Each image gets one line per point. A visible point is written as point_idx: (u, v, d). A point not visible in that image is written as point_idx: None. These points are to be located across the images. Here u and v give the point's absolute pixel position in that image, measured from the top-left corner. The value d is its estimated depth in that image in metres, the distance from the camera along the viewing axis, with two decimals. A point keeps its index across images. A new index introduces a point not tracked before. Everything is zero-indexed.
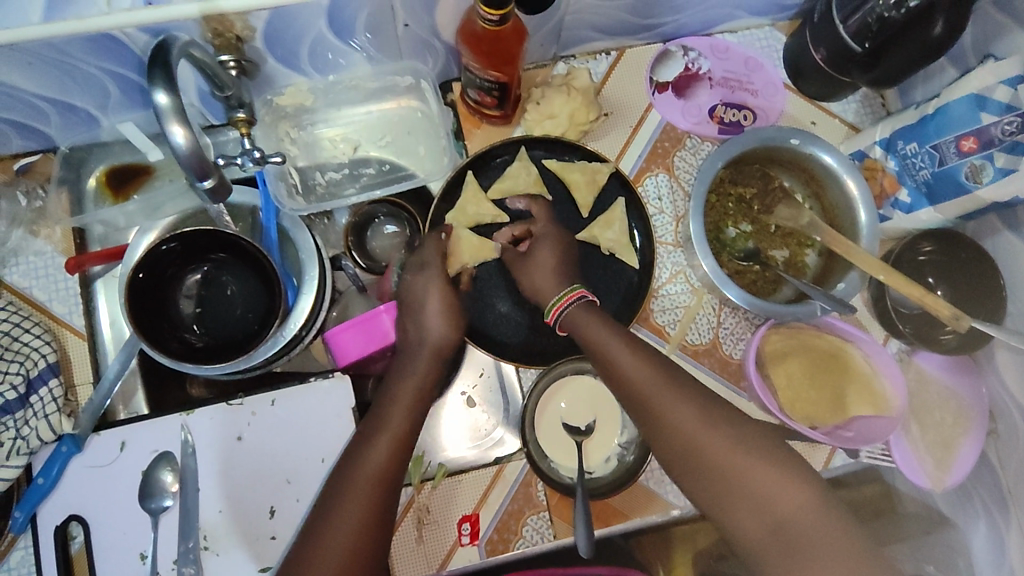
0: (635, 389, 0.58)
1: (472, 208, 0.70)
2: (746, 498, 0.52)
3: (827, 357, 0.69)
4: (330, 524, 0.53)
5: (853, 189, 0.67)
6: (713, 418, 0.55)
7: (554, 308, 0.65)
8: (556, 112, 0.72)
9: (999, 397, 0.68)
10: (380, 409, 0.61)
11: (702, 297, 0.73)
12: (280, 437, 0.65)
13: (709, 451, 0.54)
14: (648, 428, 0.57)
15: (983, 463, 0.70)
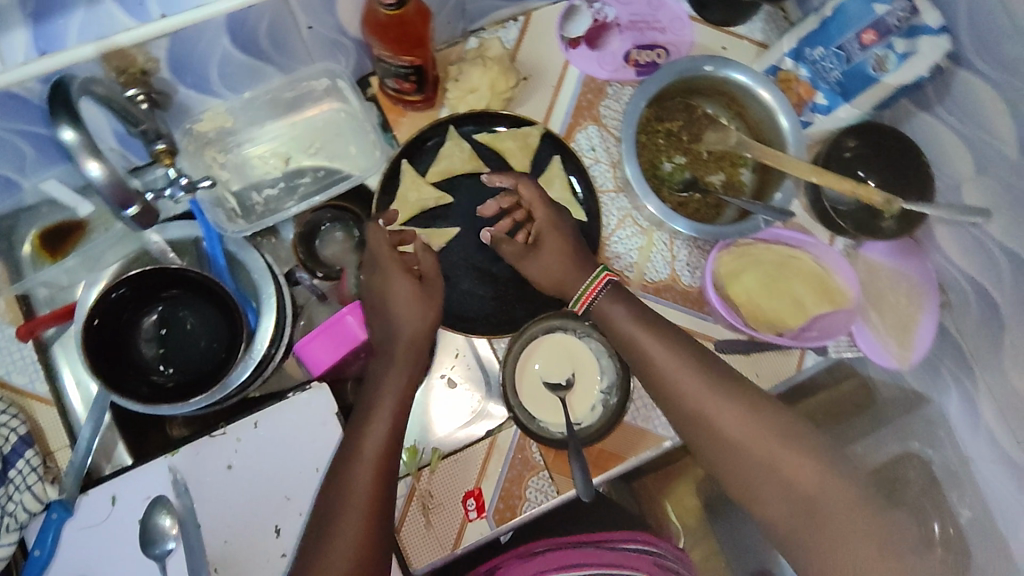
0: (657, 379, 0.60)
1: (413, 195, 0.70)
2: (767, 477, 0.55)
3: (782, 266, 0.71)
4: (332, 541, 0.53)
5: (770, 99, 0.69)
6: (736, 400, 0.58)
7: (581, 298, 0.65)
8: (476, 85, 0.72)
9: (946, 270, 0.72)
10: (367, 410, 0.61)
11: (652, 235, 0.75)
12: (271, 457, 0.64)
13: (730, 434, 0.57)
14: (671, 412, 0.60)
15: (944, 335, 0.73)
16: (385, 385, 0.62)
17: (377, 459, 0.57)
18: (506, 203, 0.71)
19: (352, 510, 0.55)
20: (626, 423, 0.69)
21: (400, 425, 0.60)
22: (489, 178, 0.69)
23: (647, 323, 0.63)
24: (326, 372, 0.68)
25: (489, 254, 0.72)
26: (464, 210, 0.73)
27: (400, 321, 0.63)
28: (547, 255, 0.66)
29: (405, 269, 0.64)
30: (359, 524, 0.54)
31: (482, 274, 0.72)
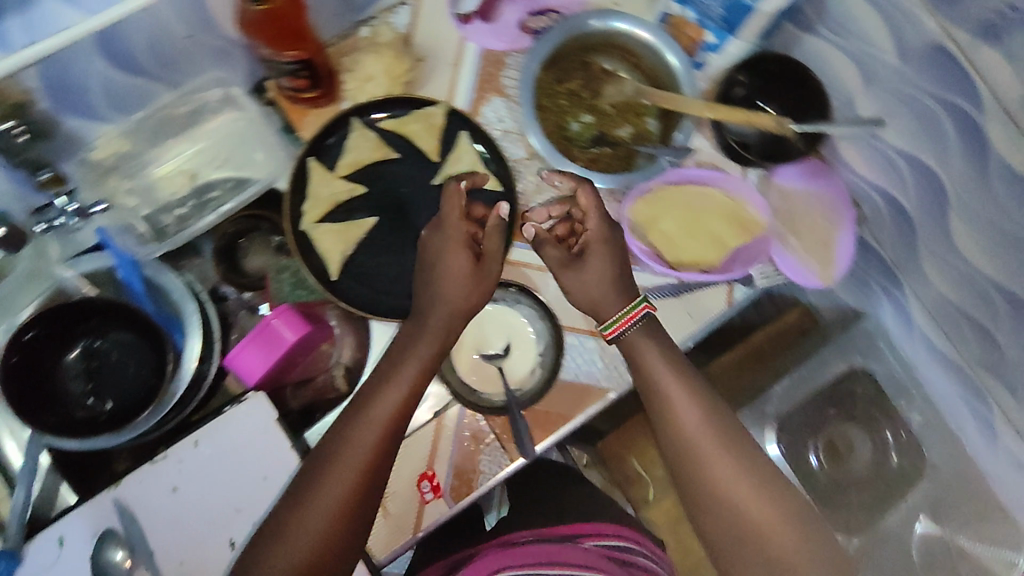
0: (677, 428, 0.62)
1: (325, 191, 0.70)
2: (748, 538, 0.59)
3: (696, 206, 0.74)
4: (313, 504, 0.56)
5: (655, 42, 0.72)
6: (739, 461, 0.61)
7: (613, 323, 0.64)
8: (372, 73, 0.72)
9: (857, 186, 0.77)
10: (384, 371, 0.62)
11: (571, 196, 0.75)
12: (218, 471, 0.64)
13: (743, 508, 0.59)
14: (689, 477, 0.61)
15: None
16: (407, 351, 0.62)
17: (382, 426, 0.59)
18: (555, 210, 0.69)
19: (340, 474, 0.57)
20: (566, 381, 0.70)
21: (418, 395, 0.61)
22: (547, 174, 0.72)
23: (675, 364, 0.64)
24: (261, 380, 0.67)
25: (407, 237, 0.71)
26: (379, 199, 0.72)
27: (447, 292, 0.62)
28: (596, 262, 0.66)
29: (466, 245, 0.63)
30: (344, 486, 0.56)
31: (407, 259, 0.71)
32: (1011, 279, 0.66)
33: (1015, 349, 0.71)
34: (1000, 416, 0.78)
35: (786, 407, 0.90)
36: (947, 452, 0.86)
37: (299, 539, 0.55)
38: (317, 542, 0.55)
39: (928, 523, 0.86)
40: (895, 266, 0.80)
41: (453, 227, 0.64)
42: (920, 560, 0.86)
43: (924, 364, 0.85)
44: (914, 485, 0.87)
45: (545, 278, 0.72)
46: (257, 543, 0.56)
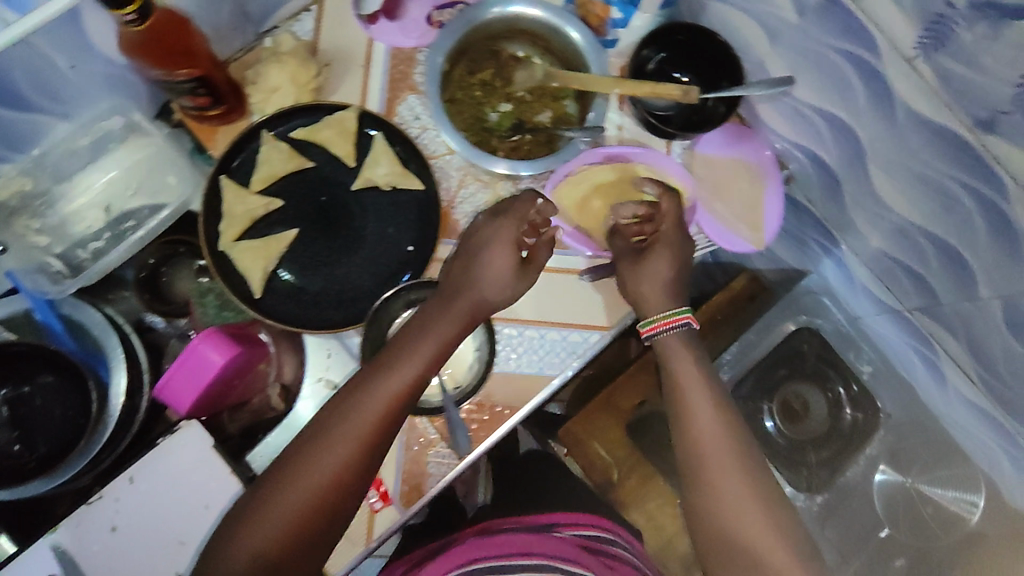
0: (697, 441, 0.61)
1: (240, 208, 0.68)
2: (750, 562, 0.57)
3: (621, 184, 0.73)
4: (309, 466, 0.55)
5: (552, 18, 0.69)
6: (752, 485, 0.60)
7: (650, 325, 0.67)
8: (277, 83, 0.70)
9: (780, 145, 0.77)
10: (402, 340, 0.61)
11: (497, 186, 0.74)
12: (157, 505, 0.63)
13: (738, 521, 0.58)
14: (694, 483, 0.61)
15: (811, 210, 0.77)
16: (428, 325, 0.61)
17: (393, 397, 0.57)
18: (641, 209, 0.70)
19: (342, 440, 0.56)
20: (504, 372, 0.71)
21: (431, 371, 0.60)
22: (645, 180, 0.71)
23: (707, 380, 0.65)
24: (193, 408, 0.66)
25: (332, 246, 0.70)
26: (298, 210, 0.70)
27: (485, 283, 0.62)
28: (657, 264, 0.68)
29: (514, 243, 0.63)
30: (344, 452, 0.55)
31: (334, 270, 0.70)
32: (935, 225, 0.66)
33: (949, 294, 0.72)
34: (946, 361, 0.79)
35: (742, 373, 0.91)
36: (899, 399, 0.89)
37: (286, 498, 0.54)
38: (304, 505, 0.54)
39: (890, 472, 0.89)
40: (826, 221, 0.80)
41: (507, 224, 0.64)
42: (884, 510, 0.89)
43: (870, 315, 0.86)
44: (872, 436, 0.89)
45: None
46: (248, 498, 0.55)
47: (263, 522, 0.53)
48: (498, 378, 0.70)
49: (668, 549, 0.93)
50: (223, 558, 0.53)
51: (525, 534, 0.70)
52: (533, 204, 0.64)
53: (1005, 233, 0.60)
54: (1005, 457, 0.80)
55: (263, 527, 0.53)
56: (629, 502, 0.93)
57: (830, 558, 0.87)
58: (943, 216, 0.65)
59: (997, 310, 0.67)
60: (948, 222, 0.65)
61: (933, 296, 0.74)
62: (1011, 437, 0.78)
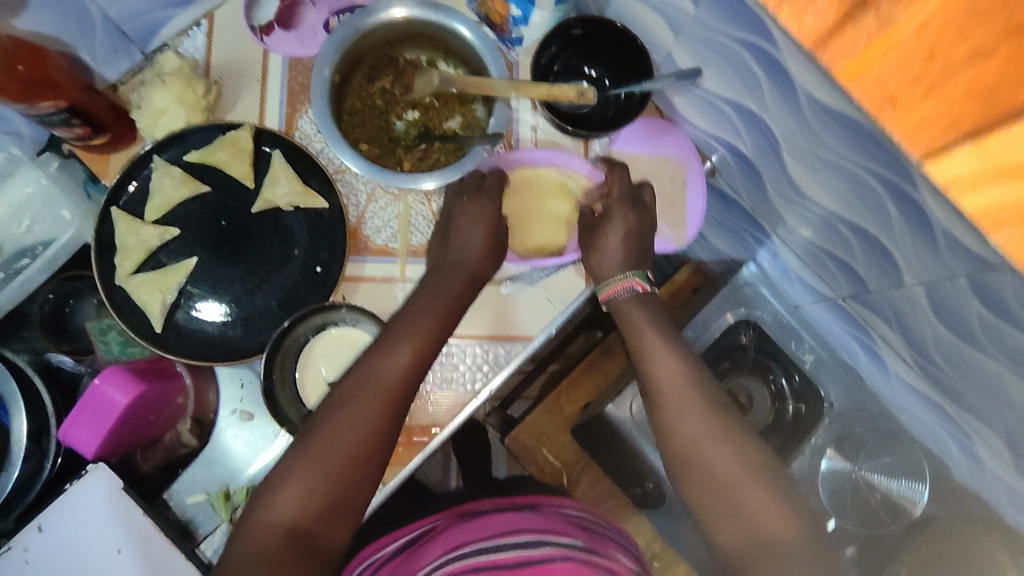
0: (664, 397, 0.59)
1: (134, 240, 0.65)
2: (731, 508, 0.54)
3: (531, 191, 0.71)
4: (341, 414, 0.52)
5: (442, 19, 0.66)
6: (727, 431, 0.57)
7: (607, 290, 0.65)
8: (164, 106, 0.67)
9: (701, 139, 0.77)
10: (411, 302, 0.61)
11: (406, 198, 0.72)
12: (67, 552, 0.62)
13: (709, 459, 0.56)
14: (661, 424, 0.59)
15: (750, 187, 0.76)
16: (437, 288, 0.62)
17: (411, 355, 0.56)
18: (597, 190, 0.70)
19: (378, 385, 0.54)
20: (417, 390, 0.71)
21: (445, 327, 0.60)
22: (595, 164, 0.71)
23: (668, 338, 0.62)
24: (101, 451, 0.64)
25: (236, 273, 0.68)
26: (197, 236, 0.68)
27: (468, 253, 0.64)
28: (615, 238, 0.66)
29: (490, 218, 0.64)
30: (378, 397, 0.54)
31: (239, 298, 0.67)
32: (854, 213, 0.66)
33: (877, 282, 0.71)
34: (885, 346, 0.78)
35: None
36: (844, 388, 0.89)
37: (323, 446, 0.51)
38: (344, 457, 0.51)
39: (836, 459, 0.91)
40: (755, 212, 0.80)
41: (482, 201, 0.65)
42: (830, 499, 0.90)
43: (809, 303, 0.86)
44: (817, 427, 0.91)
45: (392, 291, 0.71)
46: (280, 460, 0.52)
47: (299, 475, 0.50)
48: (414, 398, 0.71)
49: None
50: (249, 530, 0.49)
51: (514, 514, 0.65)
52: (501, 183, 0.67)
53: (915, 218, 0.58)
54: (950, 442, 0.78)
55: (299, 481, 0.50)
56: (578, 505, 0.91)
57: None
58: (858, 202, 0.64)
59: (921, 295, 0.66)
60: (864, 210, 0.64)
61: (862, 282, 0.74)
62: (951, 420, 0.75)
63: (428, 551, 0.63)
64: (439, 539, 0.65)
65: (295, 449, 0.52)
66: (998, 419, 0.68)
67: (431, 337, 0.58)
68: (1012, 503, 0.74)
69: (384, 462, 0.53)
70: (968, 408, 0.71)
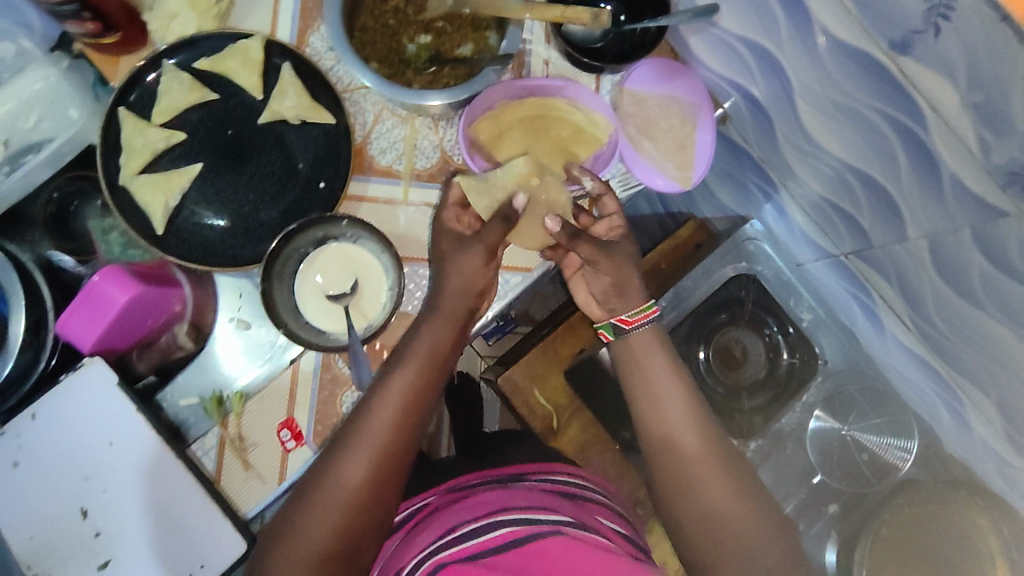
0: (656, 403, 0.63)
1: (140, 141, 0.65)
2: (696, 497, 0.59)
3: (539, 120, 0.70)
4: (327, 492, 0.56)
5: None
6: (707, 437, 0.61)
7: (632, 316, 0.65)
8: (176, 9, 0.67)
9: (713, 81, 0.77)
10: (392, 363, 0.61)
11: (413, 121, 0.72)
12: (59, 441, 0.63)
13: (684, 453, 0.61)
14: (642, 416, 0.64)
15: (765, 132, 0.76)
16: (420, 341, 0.61)
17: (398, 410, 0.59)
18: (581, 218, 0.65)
19: (358, 462, 0.57)
20: (408, 314, 0.69)
21: (430, 381, 0.61)
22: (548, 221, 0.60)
23: None
24: (97, 346, 0.65)
25: (240, 183, 0.68)
26: (204, 143, 0.68)
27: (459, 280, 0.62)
28: None
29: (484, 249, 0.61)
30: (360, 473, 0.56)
31: (241, 207, 0.68)
32: (864, 163, 0.66)
33: (880, 237, 0.72)
34: (883, 306, 0.79)
35: (680, 319, 0.88)
36: (840, 347, 0.90)
37: (313, 525, 0.55)
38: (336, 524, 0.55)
39: (825, 419, 0.90)
40: (763, 162, 0.80)
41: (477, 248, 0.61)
42: (818, 456, 0.89)
43: (811, 261, 0.86)
44: (810, 383, 0.88)
45: (394, 212, 0.71)
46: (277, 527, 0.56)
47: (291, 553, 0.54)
48: (402, 321, 0.69)
49: None
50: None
51: (500, 491, 0.64)
52: (502, 230, 0.60)
53: (926, 166, 0.59)
54: (942, 410, 0.80)
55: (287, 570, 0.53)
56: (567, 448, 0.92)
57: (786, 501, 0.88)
58: (869, 152, 0.64)
59: (923, 250, 0.67)
60: (872, 159, 0.64)
61: (866, 238, 0.74)
62: (945, 384, 0.77)
63: (418, 541, 0.62)
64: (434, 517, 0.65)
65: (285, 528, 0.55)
66: (991, 382, 0.69)
67: (417, 387, 0.60)
68: (997, 471, 0.76)
69: (379, 518, 0.57)
70: (962, 375, 0.73)
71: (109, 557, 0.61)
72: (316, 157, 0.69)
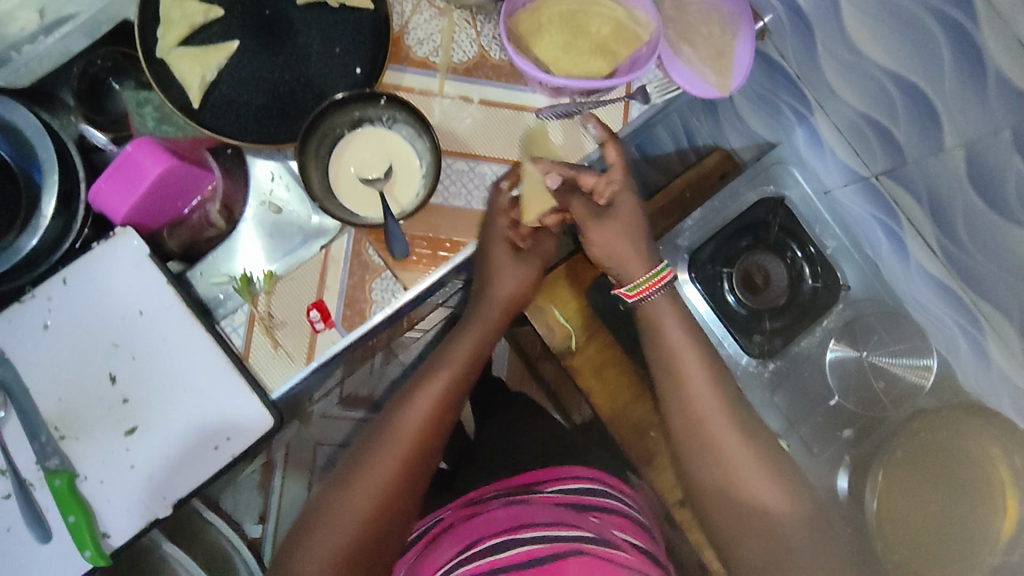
0: (695, 407, 0.66)
1: (178, 13, 0.65)
2: (737, 500, 0.63)
3: (578, 16, 0.69)
4: (363, 478, 0.62)
5: None
6: (747, 442, 0.65)
7: (637, 286, 0.70)
8: None
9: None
10: (426, 369, 0.68)
11: (451, 14, 0.71)
12: (91, 308, 0.63)
13: (722, 457, 0.64)
14: (681, 419, 0.67)
15: (805, 45, 0.75)
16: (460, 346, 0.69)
17: (429, 411, 0.65)
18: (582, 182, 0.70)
19: (385, 456, 0.63)
20: (439, 206, 0.71)
21: (457, 385, 0.68)
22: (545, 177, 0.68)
23: None
24: (127, 218, 0.65)
25: (276, 63, 0.67)
26: (241, 21, 0.67)
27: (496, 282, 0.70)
28: None
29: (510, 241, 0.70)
30: (393, 462, 0.63)
31: (277, 87, 0.67)
32: (907, 69, 0.65)
33: (914, 151, 0.71)
34: (910, 231, 0.79)
35: (705, 242, 0.87)
36: (861, 273, 0.88)
37: (350, 505, 0.61)
38: (367, 506, 0.61)
39: (841, 349, 0.87)
40: (800, 79, 0.80)
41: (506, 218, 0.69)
42: (837, 382, 0.87)
43: (839, 187, 0.86)
44: (831, 309, 0.87)
45: (429, 104, 0.71)
46: (314, 510, 0.62)
47: (319, 539, 0.59)
48: (433, 212, 0.71)
49: (624, 412, 0.91)
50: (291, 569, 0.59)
51: (523, 510, 0.72)
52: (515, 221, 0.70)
53: (972, 67, 0.59)
54: (961, 338, 0.81)
55: (319, 549, 0.59)
56: (584, 367, 0.91)
57: (801, 428, 0.87)
58: (913, 55, 0.63)
59: (959, 160, 0.66)
60: (915, 63, 0.64)
61: (899, 154, 0.74)
62: (966, 311, 0.77)
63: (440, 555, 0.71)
64: (455, 531, 0.74)
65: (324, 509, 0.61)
66: (1013, 302, 0.70)
67: (445, 395, 0.66)
68: (1010, 400, 0.79)
69: (405, 506, 0.63)
70: (987, 295, 0.73)
71: (137, 423, 0.61)
72: (354, 40, 0.68)
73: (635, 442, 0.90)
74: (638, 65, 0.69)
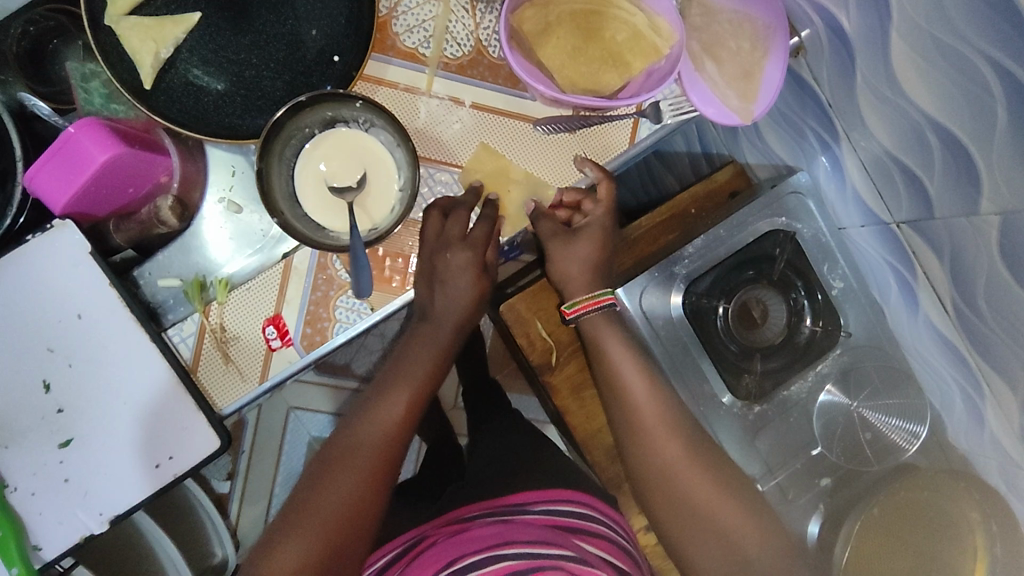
0: (659, 444, 0.71)
1: None
2: (711, 531, 0.71)
3: (591, 19, 0.60)
4: (340, 477, 0.63)
5: None
6: (709, 473, 0.72)
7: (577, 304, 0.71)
8: None
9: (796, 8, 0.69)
10: (383, 383, 0.67)
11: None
12: (24, 307, 0.57)
13: (689, 497, 0.71)
14: (638, 451, 0.73)
15: (842, 70, 0.67)
16: (419, 349, 0.67)
17: (391, 419, 0.65)
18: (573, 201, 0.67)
19: (356, 463, 0.63)
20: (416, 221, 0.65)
21: (423, 390, 0.67)
22: (580, 161, 0.65)
23: None
24: (69, 209, 0.58)
25: (242, 43, 0.59)
26: None
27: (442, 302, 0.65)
28: None
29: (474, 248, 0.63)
30: (355, 478, 0.63)
31: (239, 71, 0.59)
32: (952, 119, 0.56)
33: (944, 208, 0.63)
34: (924, 284, 0.73)
35: (702, 268, 0.82)
36: (865, 319, 0.83)
37: (320, 509, 0.61)
38: (336, 513, 0.61)
39: (835, 394, 0.84)
40: (831, 108, 0.72)
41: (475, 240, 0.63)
42: (822, 430, 0.84)
43: (855, 227, 0.82)
44: (827, 354, 0.83)
45: (415, 103, 0.63)
46: (284, 520, 0.62)
47: (289, 544, 0.60)
48: (409, 228, 0.65)
49: (595, 437, 0.88)
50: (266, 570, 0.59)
51: (502, 529, 0.77)
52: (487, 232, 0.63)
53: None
54: (958, 399, 0.76)
55: (289, 553, 0.59)
56: (561, 387, 0.87)
57: (775, 474, 0.84)
58: (962, 105, 0.54)
59: (993, 229, 0.59)
60: (964, 114, 0.54)
61: (928, 207, 0.66)
62: (970, 374, 0.72)
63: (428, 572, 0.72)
64: (432, 551, 0.78)
65: (298, 507, 0.62)
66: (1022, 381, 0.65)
67: (414, 397, 0.67)
68: (998, 470, 0.75)
69: (375, 514, 0.64)
70: (996, 366, 0.67)
71: (70, 436, 0.57)
72: (334, 24, 0.60)
73: (607, 466, 0.89)
74: (655, 87, 0.61)
